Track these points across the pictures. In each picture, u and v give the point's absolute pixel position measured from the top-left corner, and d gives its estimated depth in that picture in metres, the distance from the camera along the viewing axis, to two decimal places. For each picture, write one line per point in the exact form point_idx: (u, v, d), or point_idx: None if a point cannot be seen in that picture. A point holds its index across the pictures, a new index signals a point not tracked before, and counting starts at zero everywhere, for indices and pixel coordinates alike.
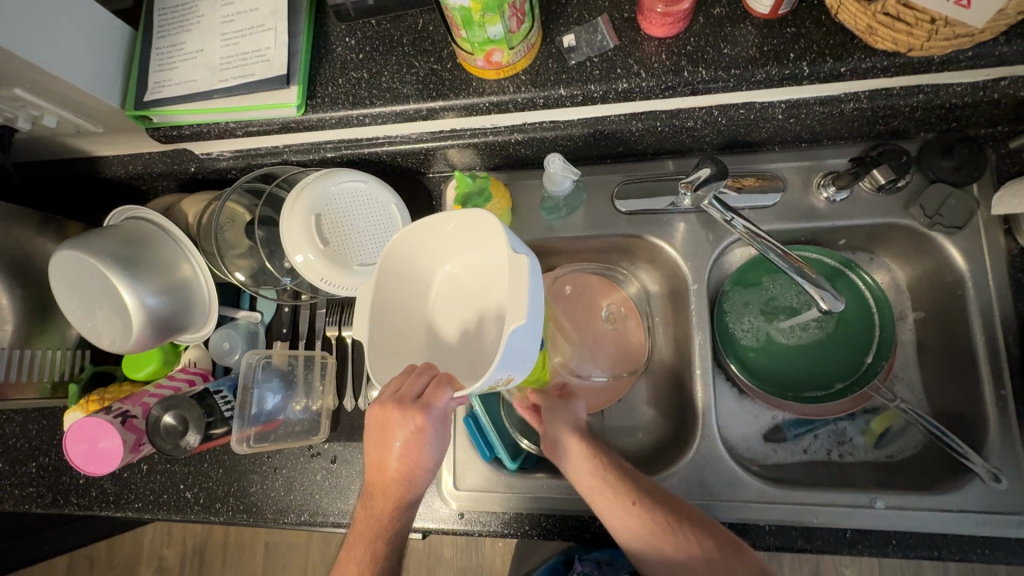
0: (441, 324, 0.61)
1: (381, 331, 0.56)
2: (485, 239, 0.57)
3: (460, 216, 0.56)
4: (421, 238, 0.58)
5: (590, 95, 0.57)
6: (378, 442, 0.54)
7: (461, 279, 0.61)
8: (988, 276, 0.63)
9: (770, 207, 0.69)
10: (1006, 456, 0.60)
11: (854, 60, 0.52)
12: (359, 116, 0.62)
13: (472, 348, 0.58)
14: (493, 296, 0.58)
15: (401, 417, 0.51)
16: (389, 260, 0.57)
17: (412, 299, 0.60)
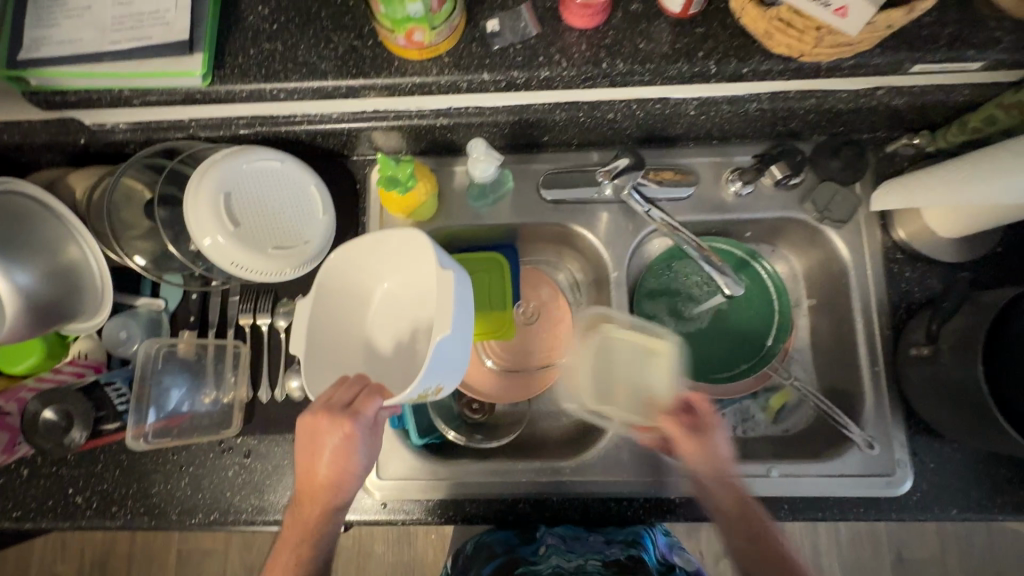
0: (380, 339, 0.64)
1: (319, 346, 0.59)
2: (417, 255, 0.60)
3: (386, 236, 0.58)
4: (357, 259, 0.61)
5: (514, 81, 0.58)
6: (308, 450, 0.55)
7: (399, 296, 0.64)
8: (867, 265, 0.70)
9: (684, 199, 0.73)
10: (878, 425, 0.67)
11: (754, 62, 0.56)
12: (272, 90, 0.59)
13: (411, 361, 0.62)
14: (428, 309, 0.62)
15: (330, 423, 0.52)
16: (326, 280, 0.60)
17: (348, 314, 0.63)
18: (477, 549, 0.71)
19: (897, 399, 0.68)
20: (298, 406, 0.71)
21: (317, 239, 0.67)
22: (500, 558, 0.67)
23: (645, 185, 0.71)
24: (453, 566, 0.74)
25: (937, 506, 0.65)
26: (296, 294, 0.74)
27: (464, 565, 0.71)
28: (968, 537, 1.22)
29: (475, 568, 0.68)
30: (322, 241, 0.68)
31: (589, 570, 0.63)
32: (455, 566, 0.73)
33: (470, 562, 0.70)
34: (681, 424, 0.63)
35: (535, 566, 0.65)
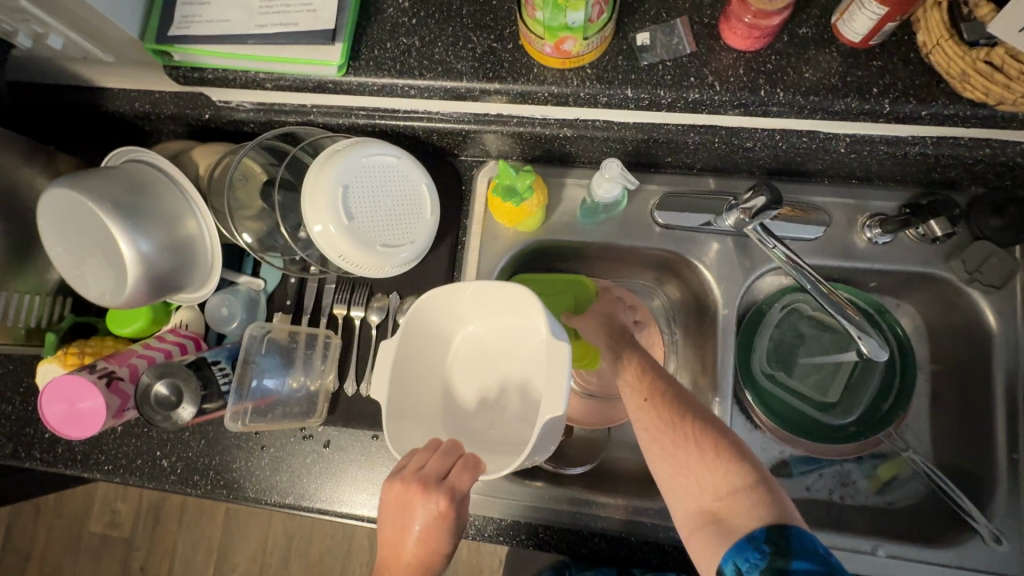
0: (461, 385, 0.62)
1: (401, 391, 0.57)
2: (517, 310, 0.58)
3: (490, 285, 0.56)
4: (448, 303, 0.59)
5: (657, 101, 0.54)
6: (395, 524, 0.50)
7: (484, 341, 0.62)
8: (1017, 339, 0.62)
9: (811, 240, 0.67)
10: (1008, 518, 0.60)
11: (938, 104, 0.50)
12: (404, 86, 0.57)
13: (496, 416, 0.59)
14: (515, 363, 0.60)
15: (423, 500, 0.48)
16: (412, 322, 0.57)
17: (431, 359, 0.61)
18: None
19: None
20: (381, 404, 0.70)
21: (420, 240, 0.66)
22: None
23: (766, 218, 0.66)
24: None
25: None
26: (390, 290, 0.73)
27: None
28: None
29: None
30: (425, 242, 0.66)
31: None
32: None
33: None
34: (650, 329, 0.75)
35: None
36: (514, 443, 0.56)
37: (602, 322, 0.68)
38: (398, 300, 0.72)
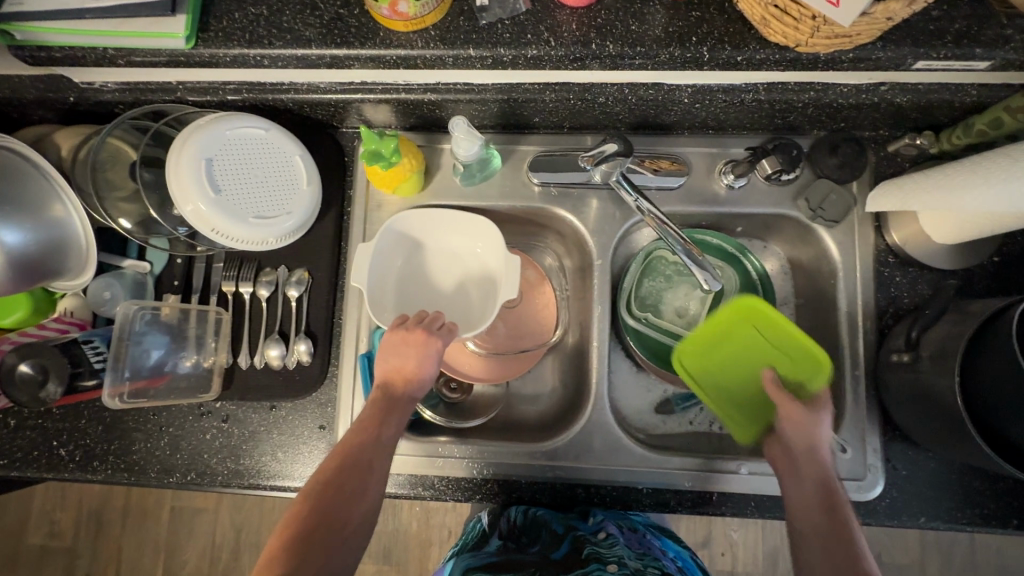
0: (416, 294, 0.74)
1: (374, 283, 0.69)
2: (473, 234, 0.73)
3: (463, 215, 0.71)
4: (416, 224, 0.71)
5: (500, 59, 0.57)
6: (397, 352, 0.62)
7: (438, 259, 0.74)
8: (857, 268, 0.68)
9: (675, 188, 0.72)
10: (854, 429, 0.66)
11: (750, 50, 0.54)
12: (256, 56, 0.58)
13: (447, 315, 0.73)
14: (463, 275, 0.74)
15: (429, 338, 0.63)
16: (387, 233, 0.69)
17: (395, 268, 0.72)
18: (536, 521, 0.73)
19: (875, 405, 0.67)
20: (276, 376, 0.71)
21: (299, 211, 0.67)
22: (564, 538, 0.71)
23: (641, 172, 0.69)
24: (495, 526, 0.77)
25: (905, 514, 0.65)
26: (278, 264, 0.74)
27: (518, 532, 0.74)
28: (947, 543, 1.26)
29: (539, 544, 0.71)
30: (304, 213, 0.67)
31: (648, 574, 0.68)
32: (500, 527, 0.75)
33: (528, 535, 0.73)
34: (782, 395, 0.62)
35: (600, 549, 0.68)
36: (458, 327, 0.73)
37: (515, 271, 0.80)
38: (287, 274, 0.73)
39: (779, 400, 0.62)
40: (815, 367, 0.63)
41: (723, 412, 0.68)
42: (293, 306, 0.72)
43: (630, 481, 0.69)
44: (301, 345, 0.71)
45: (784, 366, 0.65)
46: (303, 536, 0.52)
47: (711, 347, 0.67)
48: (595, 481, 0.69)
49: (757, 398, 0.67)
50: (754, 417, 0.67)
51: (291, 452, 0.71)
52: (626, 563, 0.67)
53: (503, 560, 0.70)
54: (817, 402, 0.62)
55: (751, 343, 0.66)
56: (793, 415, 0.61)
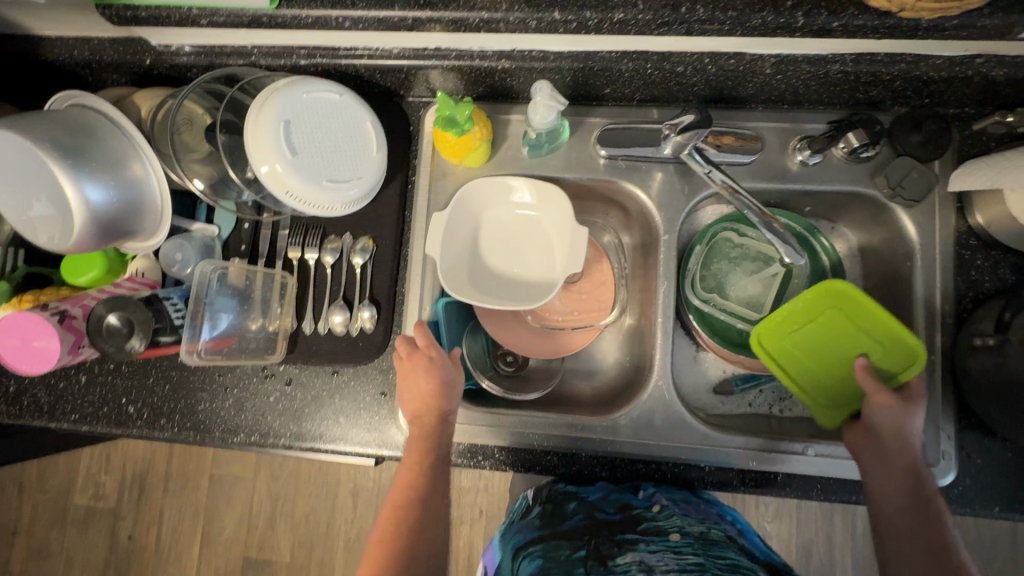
0: (483, 259, 0.76)
1: (447, 249, 0.71)
2: (539, 204, 0.74)
3: (532, 182, 0.72)
4: (484, 191, 0.73)
5: (584, 23, 0.56)
6: (411, 380, 0.65)
7: (504, 226, 0.76)
8: (936, 250, 0.66)
9: (746, 164, 0.70)
10: (928, 415, 0.65)
11: (847, 15, 0.52)
12: (337, 18, 0.58)
13: (511, 283, 0.75)
14: (528, 244, 0.76)
15: (420, 359, 0.65)
16: (458, 199, 0.71)
17: (463, 233, 0.74)
18: (578, 488, 0.74)
19: (951, 390, 0.65)
20: (339, 342, 0.72)
21: (368, 177, 0.67)
22: (614, 506, 0.71)
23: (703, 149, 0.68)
24: (536, 497, 0.78)
25: (979, 503, 0.63)
26: (343, 231, 0.74)
27: (561, 498, 0.74)
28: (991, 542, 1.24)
29: (582, 506, 0.71)
30: (373, 179, 0.67)
31: (714, 538, 0.68)
32: (542, 496, 0.77)
33: (566, 500, 0.73)
34: (878, 392, 0.61)
35: (658, 520, 0.68)
36: (521, 295, 0.74)
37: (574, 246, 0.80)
38: (352, 241, 0.73)
39: (871, 388, 0.62)
40: (909, 355, 0.63)
41: (811, 399, 0.66)
42: (357, 273, 0.73)
43: (691, 458, 0.68)
44: (364, 312, 0.72)
45: (875, 354, 0.65)
46: (390, 545, 0.59)
47: (797, 335, 0.67)
48: (655, 456, 0.69)
49: (844, 385, 0.66)
50: (841, 404, 0.66)
51: (352, 417, 0.72)
52: (687, 531, 0.67)
53: (549, 532, 0.69)
54: (906, 394, 0.61)
55: (841, 329, 0.66)
56: (887, 404, 0.61)
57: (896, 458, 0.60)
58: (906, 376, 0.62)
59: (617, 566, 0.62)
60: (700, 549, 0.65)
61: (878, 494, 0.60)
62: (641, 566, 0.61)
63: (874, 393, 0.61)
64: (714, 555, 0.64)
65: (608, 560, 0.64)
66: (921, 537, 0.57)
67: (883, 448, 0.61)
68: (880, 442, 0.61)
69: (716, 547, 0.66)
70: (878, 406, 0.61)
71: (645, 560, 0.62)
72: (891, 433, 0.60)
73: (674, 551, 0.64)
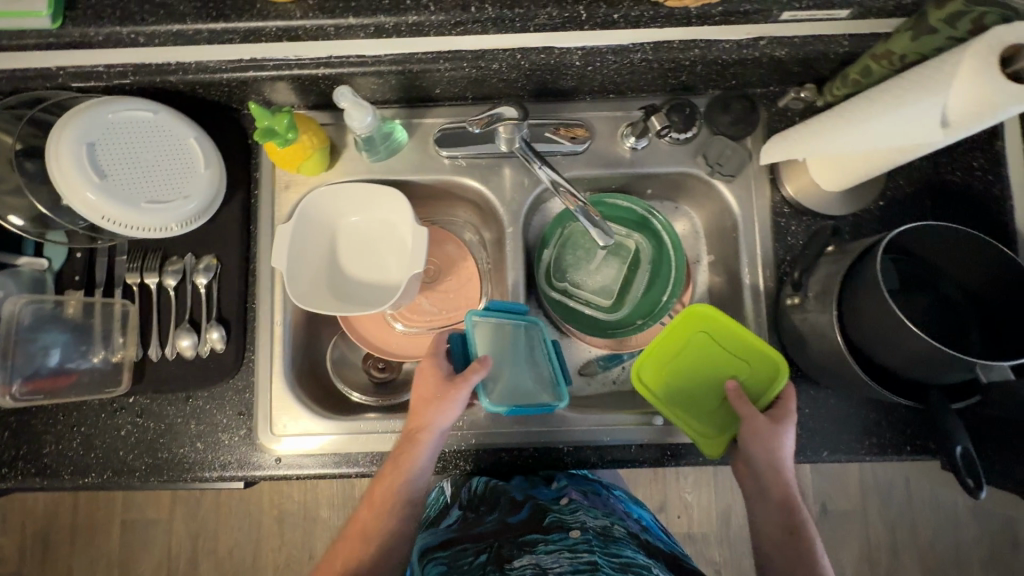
0: (343, 266, 0.75)
1: (297, 259, 0.70)
2: (388, 207, 0.74)
3: (375, 187, 0.72)
4: (333, 199, 0.72)
5: (382, 26, 0.57)
6: (423, 401, 0.65)
7: (362, 231, 0.76)
8: (755, 220, 0.71)
9: (580, 153, 0.73)
10: None
11: (624, 8, 0.56)
12: (128, 34, 0.57)
13: (371, 289, 0.75)
14: (385, 248, 0.76)
15: (436, 380, 0.65)
16: (305, 208, 0.71)
17: (318, 241, 0.73)
18: (496, 492, 0.73)
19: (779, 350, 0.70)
20: (190, 366, 0.70)
21: (197, 195, 0.65)
22: (526, 507, 0.71)
23: (560, 142, 0.72)
24: (458, 500, 0.76)
25: (811, 450, 0.68)
26: (186, 252, 0.72)
27: (480, 504, 0.73)
28: (885, 487, 1.34)
29: (499, 510, 0.71)
30: (204, 197, 0.66)
31: (618, 534, 0.68)
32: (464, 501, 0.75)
33: (486, 504, 0.72)
34: (755, 418, 0.62)
35: (564, 517, 0.69)
36: (379, 300, 0.74)
37: (434, 246, 0.81)
38: (195, 260, 0.71)
39: (744, 411, 0.63)
40: (771, 367, 0.65)
41: (690, 426, 0.67)
42: (203, 294, 0.71)
43: (552, 441, 0.70)
44: (212, 333, 0.70)
45: (743, 373, 0.67)
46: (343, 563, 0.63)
47: (669, 362, 0.69)
48: (518, 443, 0.70)
49: (724, 409, 0.67)
50: (721, 430, 0.67)
51: (210, 442, 0.69)
52: (588, 526, 0.67)
53: (460, 535, 0.70)
54: (776, 414, 0.63)
55: (710, 352, 0.68)
56: (758, 427, 0.62)
57: (772, 487, 0.62)
58: (774, 391, 0.64)
59: (512, 569, 0.60)
60: (598, 542, 0.64)
61: (762, 523, 0.63)
62: (535, 569, 0.59)
63: (747, 415, 0.62)
64: (610, 552, 0.62)
65: (506, 563, 0.62)
66: (799, 546, 0.61)
67: (761, 475, 0.62)
68: (758, 468, 0.62)
69: (617, 542, 0.65)
70: (752, 428, 0.62)
71: (539, 562, 0.60)
72: (765, 464, 0.62)
73: (570, 549, 0.62)
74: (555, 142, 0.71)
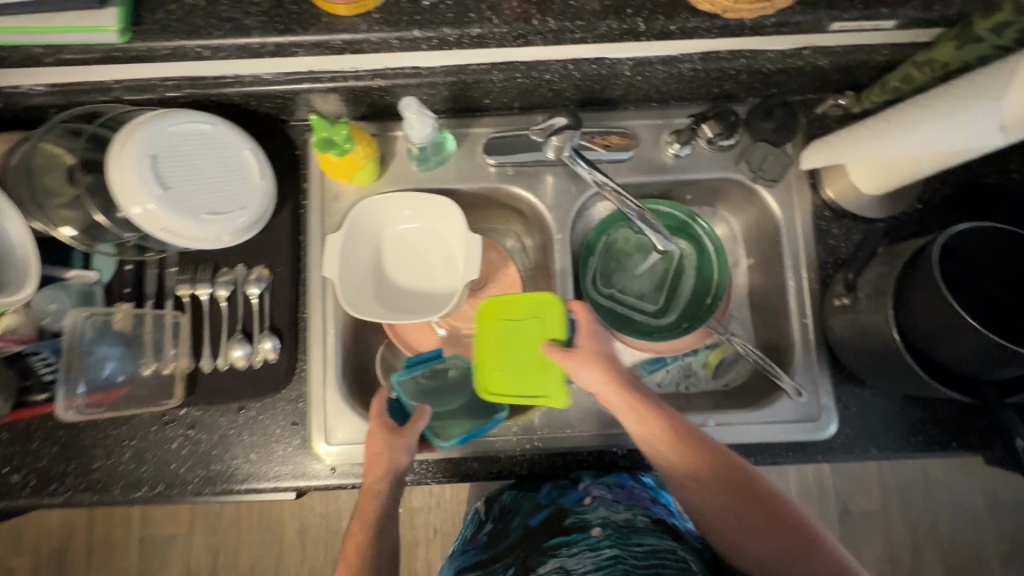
0: (390, 275, 0.76)
1: (348, 268, 0.71)
2: (435, 216, 0.74)
3: (423, 197, 0.73)
4: (382, 209, 0.73)
5: (445, 39, 0.58)
6: (370, 451, 0.64)
7: (409, 240, 0.77)
8: (796, 224, 0.73)
9: (625, 161, 0.74)
10: (807, 374, 0.71)
11: (681, 19, 0.57)
12: (194, 48, 0.57)
13: (419, 298, 0.76)
14: (432, 257, 0.76)
15: (379, 429, 0.64)
16: (355, 217, 0.72)
17: (367, 250, 0.74)
18: (520, 498, 0.74)
19: (824, 350, 0.71)
20: (242, 377, 0.70)
21: (253, 207, 0.65)
22: (546, 510, 0.71)
23: (593, 151, 0.73)
24: (487, 512, 0.77)
25: (858, 447, 0.70)
26: (235, 263, 0.72)
27: (506, 512, 0.74)
28: (906, 487, 1.35)
29: (520, 516, 0.72)
30: (259, 209, 0.66)
31: (638, 525, 0.67)
32: (491, 513, 0.76)
33: (511, 511, 0.74)
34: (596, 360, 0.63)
35: (584, 517, 0.69)
36: (428, 309, 0.75)
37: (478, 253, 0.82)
38: (245, 271, 0.71)
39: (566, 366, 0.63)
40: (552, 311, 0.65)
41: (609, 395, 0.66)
42: (254, 304, 0.71)
43: (603, 445, 0.71)
44: (266, 342, 0.70)
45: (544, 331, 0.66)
46: None
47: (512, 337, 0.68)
48: (571, 447, 0.71)
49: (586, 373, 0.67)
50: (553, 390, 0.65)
51: (264, 453, 0.69)
52: (609, 522, 0.67)
53: (493, 552, 0.72)
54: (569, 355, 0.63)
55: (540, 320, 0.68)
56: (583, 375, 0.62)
57: (719, 470, 0.60)
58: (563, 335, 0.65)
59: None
60: (619, 542, 0.65)
61: (770, 555, 0.57)
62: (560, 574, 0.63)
63: (577, 372, 0.63)
64: (631, 543, 0.65)
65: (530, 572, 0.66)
66: (780, 530, 0.58)
67: (709, 467, 0.60)
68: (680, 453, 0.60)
69: (638, 534, 0.66)
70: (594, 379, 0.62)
71: (564, 565, 0.64)
72: (696, 447, 0.61)
73: (593, 548, 0.65)
74: (591, 151, 0.72)
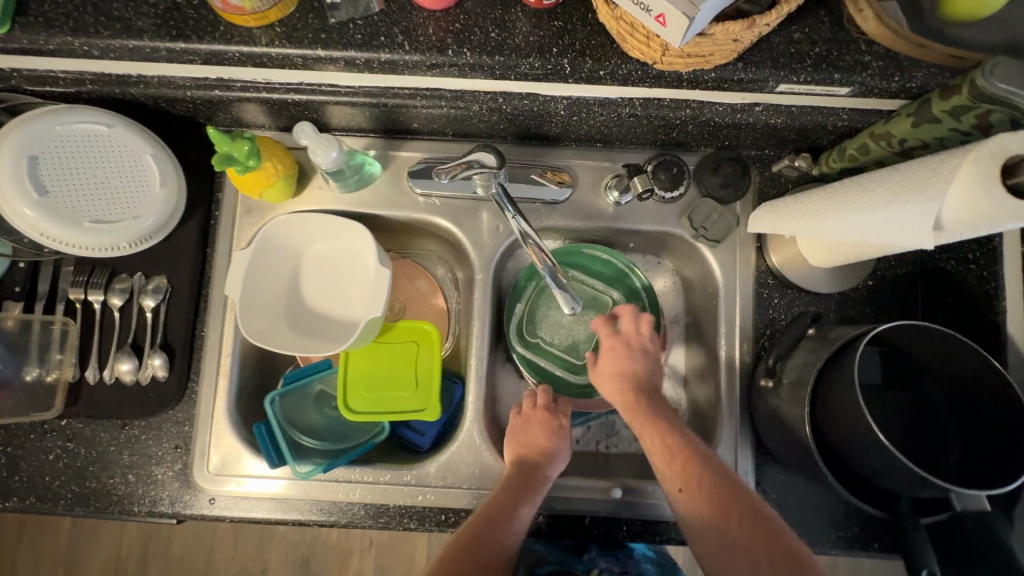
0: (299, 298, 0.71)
1: (252, 289, 0.67)
2: (352, 241, 0.70)
3: (337, 220, 0.68)
4: (295, 229, 0.69)
5: (352, 61, 0.53)
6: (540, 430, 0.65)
7: (325, 262, 0.72)
8: (736, 289, 0.68)
9: (562, 202, 0.69)
10: (727, 452, 0.66)
11: (611, 64, 0.53)
12: (80, 45, 0.53)
13: (326, 325, 0.71)
14: (345, 283, 0.71)
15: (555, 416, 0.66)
16: (265, 236, 0.67)
17: (279, 270, 0.70)
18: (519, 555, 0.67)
19: (749, 427, 0.66)
20: (128, 393, 0.66)
21: (146, 217, 0.61)
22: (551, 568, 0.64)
23: (546, 186, 0.68)
24: None
25: None
26: (135, 270, 0.68)
27: None
28: None
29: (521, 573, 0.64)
30: (153, 220, 0.61)
31: None
32: None
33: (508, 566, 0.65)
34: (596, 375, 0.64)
35: None
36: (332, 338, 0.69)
37: (405, 280, 0.78)
38: (144, 280, 0.67)
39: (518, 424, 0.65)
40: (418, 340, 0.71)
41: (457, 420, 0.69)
42: (149, 316, 0.67)
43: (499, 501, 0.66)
44: (154, 359, 0.66)
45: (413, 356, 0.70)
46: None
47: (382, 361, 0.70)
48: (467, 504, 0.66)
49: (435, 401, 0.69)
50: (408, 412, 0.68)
51: (142, 475, 0.65)
52: None
53: None
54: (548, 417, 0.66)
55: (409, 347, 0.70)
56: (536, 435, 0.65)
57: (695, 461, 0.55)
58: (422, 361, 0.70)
59: None
60: None
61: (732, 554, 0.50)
62: None
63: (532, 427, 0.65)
64: None
65: None
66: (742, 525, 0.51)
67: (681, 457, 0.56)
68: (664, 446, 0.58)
69: None
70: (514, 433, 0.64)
71: None
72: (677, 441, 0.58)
73: None
74: (540, 185, 0.67)
